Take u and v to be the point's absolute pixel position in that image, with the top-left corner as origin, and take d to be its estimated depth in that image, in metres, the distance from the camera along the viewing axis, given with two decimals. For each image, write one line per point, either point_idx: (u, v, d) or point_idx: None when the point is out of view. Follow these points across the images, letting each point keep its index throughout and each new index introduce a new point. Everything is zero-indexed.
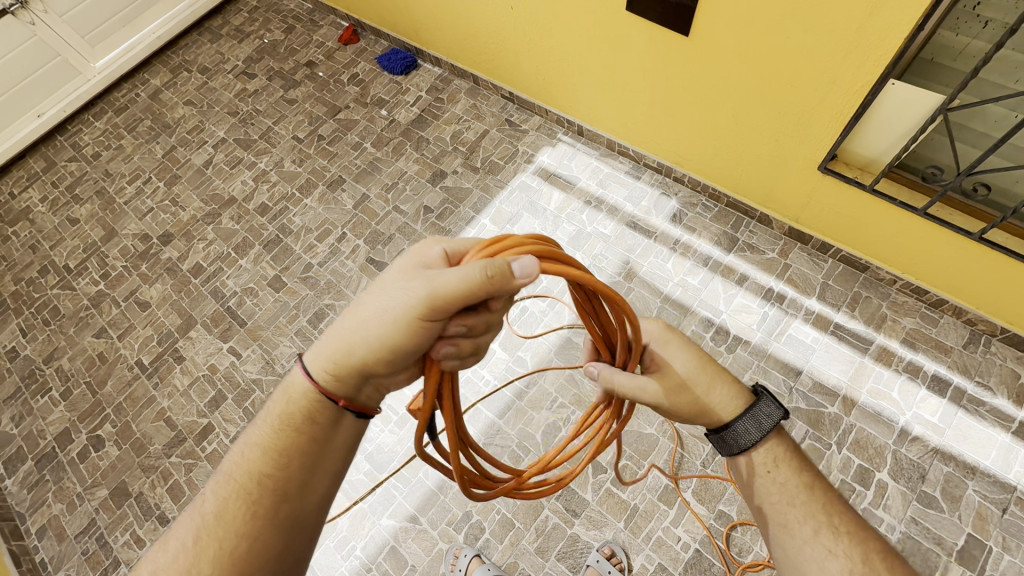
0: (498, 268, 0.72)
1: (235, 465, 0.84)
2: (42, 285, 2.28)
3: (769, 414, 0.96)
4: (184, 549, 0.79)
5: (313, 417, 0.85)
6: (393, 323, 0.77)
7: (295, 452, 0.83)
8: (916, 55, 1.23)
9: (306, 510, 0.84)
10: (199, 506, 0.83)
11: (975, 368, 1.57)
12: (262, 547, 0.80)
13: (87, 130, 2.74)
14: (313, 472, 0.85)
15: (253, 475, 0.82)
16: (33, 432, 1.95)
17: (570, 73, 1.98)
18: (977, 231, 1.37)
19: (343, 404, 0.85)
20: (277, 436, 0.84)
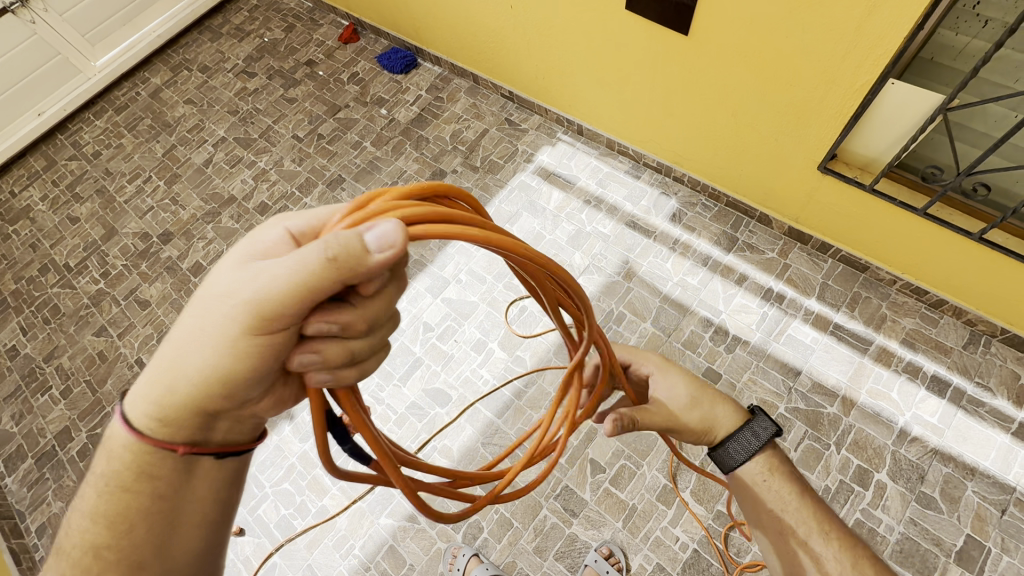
0: (342, 246, 0.59)
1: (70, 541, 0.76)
2: (43, 284, 2.28)
3: (760, 433, 1.02)
4: None
5: (149, 474, 0.74)
6: (229, 342, 0.66)
7: (137, 515, 0.75)
8: (916, 55, 1.23)
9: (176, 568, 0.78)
10: None
11: (976, 368, 1.57)
12: None
13: (88, 129, 2.74)
14: (171, 531, 0.77)
15: (93, 549, 0.75)
16: (33, 430, 1.96)
17: (570, 72, 1.97)
18: (977, 232, 1.36)
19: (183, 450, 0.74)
20: (106, 502, 0.74)
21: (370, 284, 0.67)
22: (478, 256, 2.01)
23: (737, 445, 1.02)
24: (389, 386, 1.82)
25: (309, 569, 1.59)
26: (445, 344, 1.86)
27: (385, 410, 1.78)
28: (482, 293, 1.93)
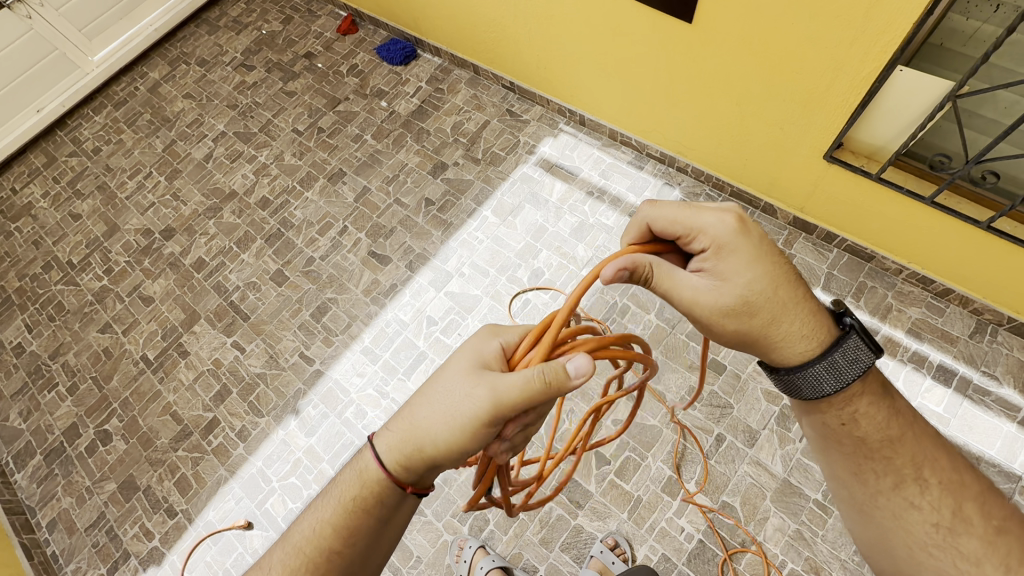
0: (555, 373, 0.73)
1: (305, 536, 0.82)
2: (46, 281, 2.28)
3: (860, 354, 0.79)
4: None
5: (381, 499, 0.82)
6: (458, 427, 0.75)
7: (361, 531, 0.82)
8: (925, 40, 1.20)
9: None
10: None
11: (982, 357, 1.56)
12: None
13: (87, 125, 2.73)
14: (375, 547, 0.83)
15: (322, 551, 0.80)
16: (41, 427, 1.97)
17: (571, 60, 1.95)
18: (985, 220, 1.34)
19: (409, 489, 0.83)
20: (346, 515, 0.81)
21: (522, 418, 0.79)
22: (481, 249, 2.00)
23: (828, 372, 0.80)
24: (394, 380, 1.83)
25: None
26: (449, 338, 1.87)
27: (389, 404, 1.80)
28: (485, 287, 1.93)
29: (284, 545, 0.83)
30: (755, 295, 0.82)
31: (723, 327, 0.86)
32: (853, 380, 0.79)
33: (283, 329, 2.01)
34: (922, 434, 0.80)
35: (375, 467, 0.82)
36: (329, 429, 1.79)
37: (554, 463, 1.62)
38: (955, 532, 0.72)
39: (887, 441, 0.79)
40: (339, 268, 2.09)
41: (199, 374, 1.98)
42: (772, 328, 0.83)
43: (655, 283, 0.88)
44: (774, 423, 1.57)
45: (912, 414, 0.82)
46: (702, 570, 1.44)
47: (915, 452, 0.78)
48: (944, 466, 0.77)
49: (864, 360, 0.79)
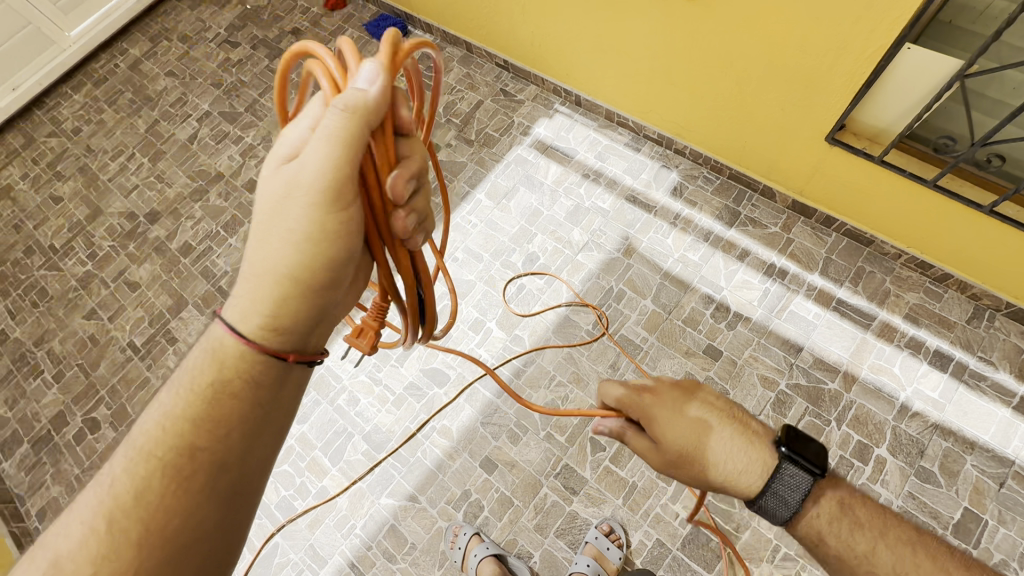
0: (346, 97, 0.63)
1: (152, 438, 0.71)
2: (28, 266, 2.22)
3: (799, 478, 0.78)
4: (96, 532, 0.66)
5: (247, 381, 0.74)
6: (298, 244, 0.71)
7: (231, 418, 0.73)
8: (935, 16, 1.16)
9: (250, 477, 0.75)
10: (110, 478, 0.70)
11: (978, 343, 1.55)
12: (204, 517, 0.71)
13: (66, 104, 2.63)
14: (255, 438, 0.75)
15: (183, 448, 0.71)
16: (28, 415, 1.94)
17: (567, 38, 1.89)
18: (988, 204, 1.32)
19: (292, 358, 0.76)
20: (195, 407, 0.72)
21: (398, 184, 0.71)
22: (474, 233, 1.96)
23: (775, 502, 0.79)
24: (387, 366, 1.81)
25: (311, 548, 1.60)
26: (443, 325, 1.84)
27: (382, 390, 1.77)
28: (478, 271, 1.90)
29: (126, 454, 0.71)
30: (672, 446, 0.85)
31: (682, 477, 0.87)
32: (803, 500, 0.78)
33: None
34: (896, 541, 0.76)
35: (234, 342, 0.74)
36: (321, 416, 1.77)
37: (549, 449, 1.61)
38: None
39: (859, 556, 0.76)
40: None
41: None
42: (706, 467, 0.83)
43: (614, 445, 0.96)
44: (771, 409, 1.56)
45: (882, 517, 0.78)
46: (697, 555, 1.45)
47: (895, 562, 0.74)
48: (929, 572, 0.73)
49: (802, 482, 0.78)
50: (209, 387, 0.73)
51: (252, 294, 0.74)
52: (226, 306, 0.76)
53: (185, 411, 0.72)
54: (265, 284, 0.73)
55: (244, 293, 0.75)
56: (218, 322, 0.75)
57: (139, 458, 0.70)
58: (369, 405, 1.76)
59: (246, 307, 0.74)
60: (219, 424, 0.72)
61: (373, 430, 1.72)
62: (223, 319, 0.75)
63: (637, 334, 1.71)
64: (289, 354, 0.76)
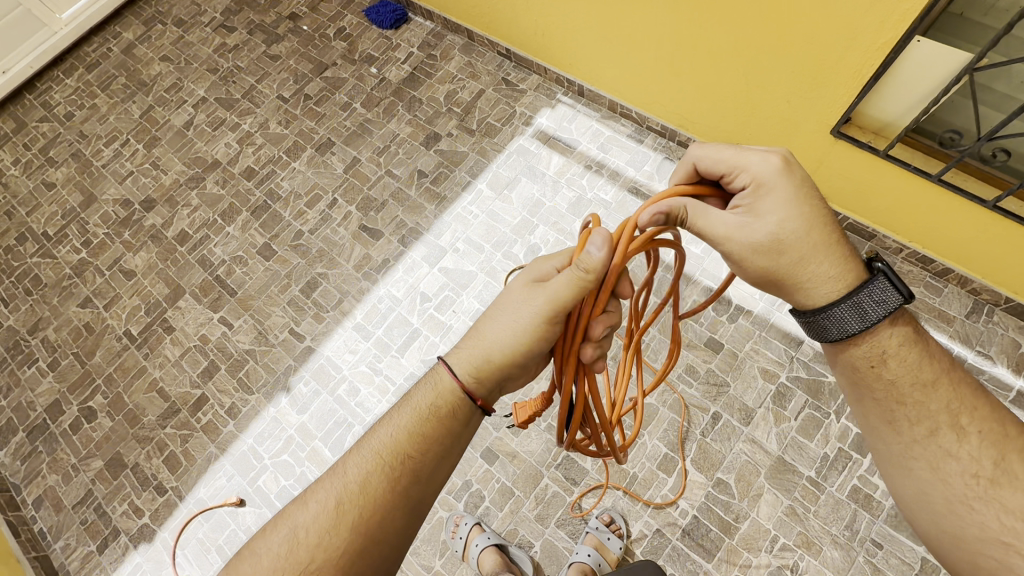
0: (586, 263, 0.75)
1: (380, 442, 0.81)
2: (22, 254, 2.19)
3: (889, 296, 0.79)
4: (324, 509, 0.77)
5: (454, 411, 0.83)
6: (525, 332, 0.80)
7: (434, 440, 0.81)
8: (945, 9, 1.15)
9: (430, 495, 0.81)
10: (338, 473, 0.81)
11: (977, 337, 1.57)
12: (393, 521, 0.79)
13: (57, 88, 2.57)
14: (442, 462, 0.82)
15: (396, 455, 0.80)
16: (22, 403, 1.92)
17: (570, 27, 1.87)
18: (992, 199, 1.32)
19: (479, 403, 0.84)
20: (418, 423, 0.81)
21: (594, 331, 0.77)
22: (476, 224, 1.95)
23: (853, 312, 0.81)
24: (387, 357, 1.80)
25: None
26: (443, 315, 1.83)
27: (383, 381, 1.77)
28: (480, 262, 1.89)
29: (357, 451, 0.82)
30: (789, 233, 0.82)
31: (761, 265, 0.85)
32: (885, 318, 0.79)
33: (272, 305, 1.95)
34: (959, 381, 0.79)
35: (451, 379, 0.83)
36: (321, 406, 1.77)
37: (551, 440, 1.62)
38: (998, 483, 0.71)
39: (920, 385, 0.79)
40: (329, 242, 2.03)
41: (185, 350, 1.92)
42: (803, 263, 0.83)
43: (690, 225, 0.86)
44: (771, 401, 1.57)
45: (949, 371, 0.80)
46: (696, 545, 1.46)
47: (952, 401, 0.77)
48: (985, 416, 0.76)
49: (893, 301, 0.79)
50: (429, 408, 0.82)
51: (470, 351, 0.84)
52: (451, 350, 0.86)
53: (412, 426, 0.81)
54: (485, 351, 0.83)
55: (465, 345, 0.85)
56: (444, 365, 0.83)
57: (369, 453, 0.80)
58: (369, 396, 1.76)
59: (469, 355, 0.84)
60: (427, 441, 0.81)
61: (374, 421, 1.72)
62: (445, 362, 0.84)
63: None
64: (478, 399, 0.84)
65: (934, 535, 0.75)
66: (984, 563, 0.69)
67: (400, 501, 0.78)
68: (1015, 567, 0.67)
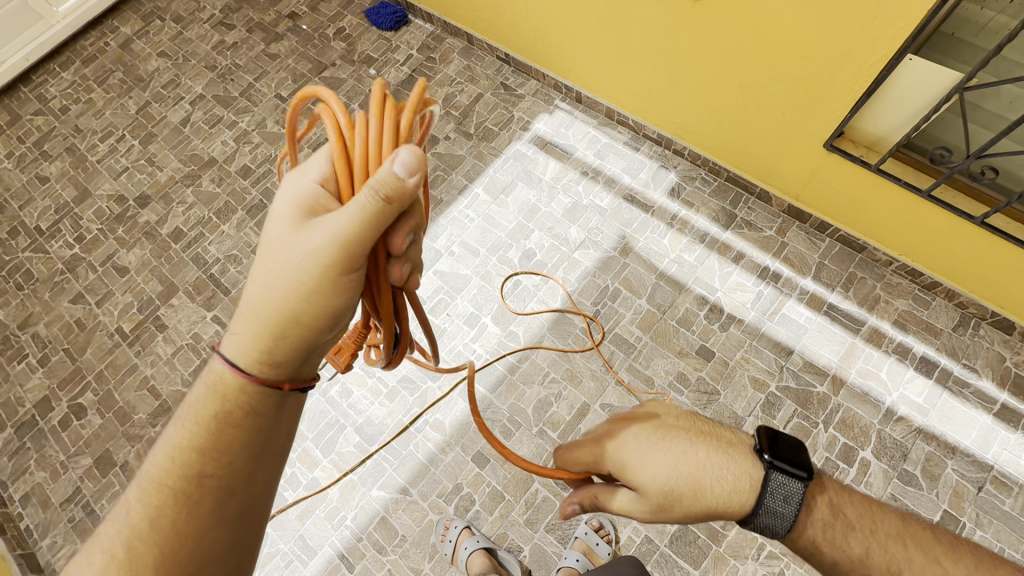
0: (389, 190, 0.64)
1: (159, 466, 0.76)
2: (13, 248, 2.17)
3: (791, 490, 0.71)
4: (112, 561, 0.70)
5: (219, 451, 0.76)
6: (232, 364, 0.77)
7: (233, 447, 0.77)
8: (937, 28, 1.17)
9: (255, 499, 0.80)
10: (124, 515, 0.74)
11: (964, 350, 1.59)
12: (205, 539, 0.75)
13: (53, 82, 2.56)
14: (258, 463, 0.79)
15: (191, 476, 0.75)
16: (12, 399, 1.90)
17: (569, 34, 1.88)
18: (980, 216, 1.35)
19: (287, 387, 0.80)
20: (205, 435, 0.76)
21: (397, 242, 0.73)
22: (471, 228, 1.96)
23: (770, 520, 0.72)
24: None
25: (300, 539, 1.60)
26: (437, 318, 1.83)
27: (376, 383, 1.77)
28: (475, 267, 1.89)
29: (138, 484, 0.76)
30: (664, 483, 0.75)
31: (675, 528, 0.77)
32: (796, 514, 0.72)
33: None
34: (886, 537, 0.73)
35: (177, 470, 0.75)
36: (313, 407, 1.76)
37: (542, 445, 1.62)
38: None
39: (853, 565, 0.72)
40: None
41: (177, 348, 1.92)
42: (701, 493, 0.73)
43: (606, 509, 0.82)
44: (760, 411, 1.58)
45: (868, 505, 0.77)
46: (684, 552, 1.47)
47: (890, 562, 0.71)
48: (923, 566, 0.71)
49: (794, 495, 0.71)
50: (212, 417, 0.77)
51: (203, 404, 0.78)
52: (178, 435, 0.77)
53: (188, 440, 0.76)
54: (272, 321, 0.75)
55: (240, 330, 0.77)
56: (217, 356, 0.78)
57: (151, 486, 0.75)
58: (361, 397, 1.76)
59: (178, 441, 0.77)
60: (217, 452, 0.76)
61: (365, 423, 1.72)
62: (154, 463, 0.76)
63: (631, 333, 1.73)
64: (283, 383, 0.79)
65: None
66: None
67: (207, 520, 0.75)
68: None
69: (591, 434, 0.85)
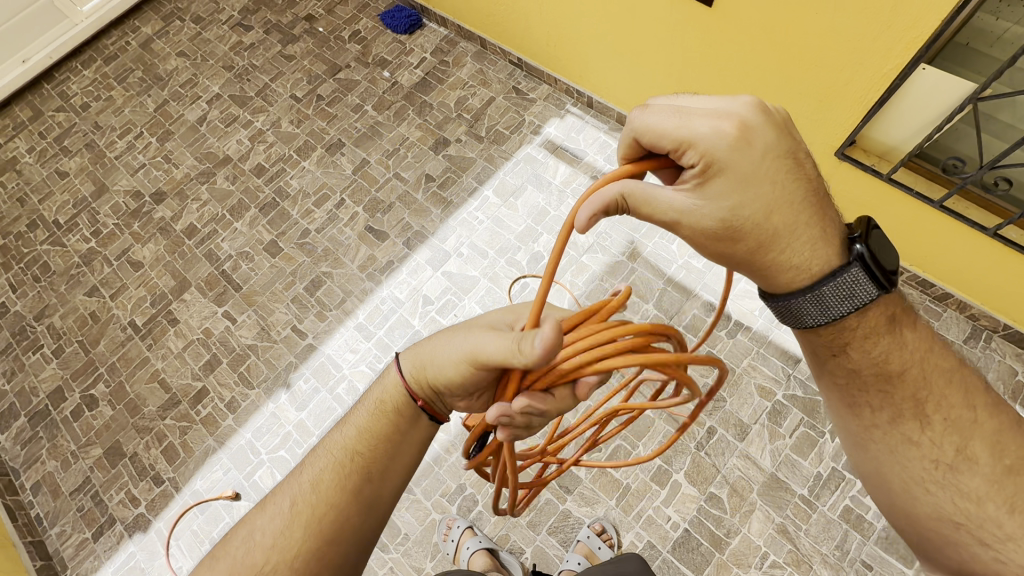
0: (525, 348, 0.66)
1: (334, 441, 0.83)
2: (32, 241, 2.22)
3: (860, 289, 0.73)
4: (281, 511, 0.78)
5: (376, 440, 0.81)
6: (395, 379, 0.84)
7: (385, 436, 0.82)
8: (951, 38, 1.17)
9: (383, 496, 0.81)
10: (297, 476, 0.82)
11: (974, 362, 1.57)
12: (337, 519, 0.77)
13: (75, 79, 2.61)
14: (396, 459, 0.82)
15: (347, 451, 0.81)
16: (25, 388, 1.94)
17: (581, 39, 1.90)
18: (992, 227, 1.34)
19: (422, 405, 0.83)
20: (372, 419, 0.83)
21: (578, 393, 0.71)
22: (480, 230, 1.97)
23: (815, 305, 0.75)
24: (387, 357, 1.82)
25: None
26: (445, 319, 1.85)
27: None
28: (483, 268, 1.91)
29: (315, 454, 0.84)
30: (743, 216, 0.73)
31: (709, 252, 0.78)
32: (850, 313, 0.74)
33: (276, 302, 1.97)
34: (931, 367, 0.74)
35: (346, 441, 0.82)
36: (320, 405, 1.78)
37: None
38: (956, 469, 0.70)
39: (885, 375, 0.74)
40: (335, 242, 2.05)
41: (188, 342, 1.95)
42: (765, 249, 0.75)
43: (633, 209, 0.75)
44: (766, 418, 1.58)
45: (928, 345, 0.76)
46: (686, 558, 1.46)
47: (918, 388, 0.73)
48: (953, 404, 0.72)
49: (862, 294, 0.74)
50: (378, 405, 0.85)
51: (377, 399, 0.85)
52: (351, 417, 0.85)
53: (363, 423, 0.83)
54: (425, 356, 0.81)
55: (416, 344, 0.85)
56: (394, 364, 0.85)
57: (325, 454, 0.82)
58: None
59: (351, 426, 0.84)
60: (375, 438, 0.82)
61: None
62: (327, 439, 0.84)
63: None
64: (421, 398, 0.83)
65: (885, 501, 0.78)
66: (938, 535, 0.72)
67: (347, 498, 0.78)
68: (964, 543, 0.68)
69: (711, 109, 0.72)
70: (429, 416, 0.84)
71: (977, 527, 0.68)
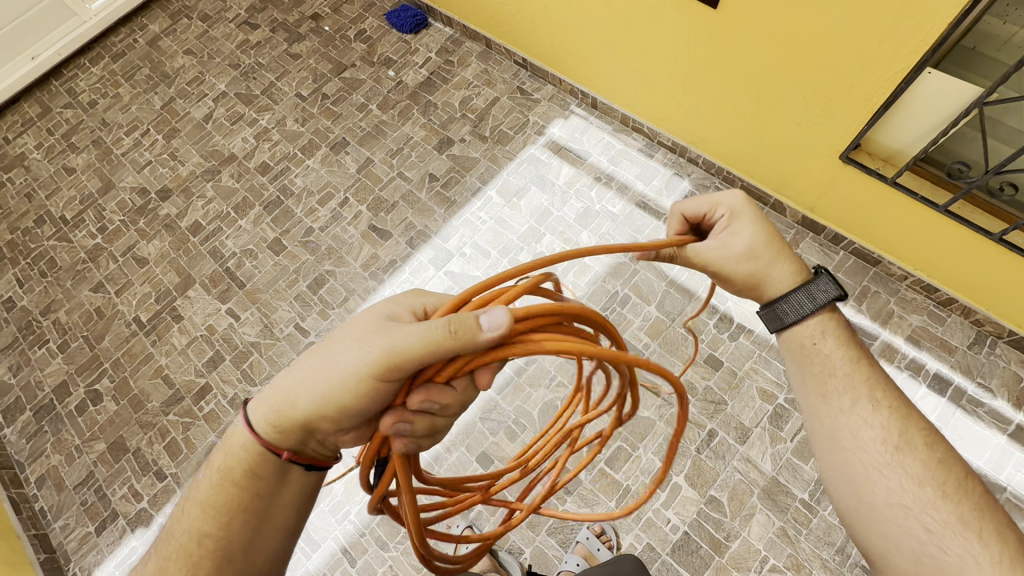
0: (461, 323, 0.65)
1: (183, 524, 0.82)
2: (39, 236, 2.24)
3: (828, 291, 0.85)
4: None
5: (226, 519, 0.80)
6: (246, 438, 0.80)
7: (235, 509, 0.80)
8: (957, 42, 1.16)
9: (254, 567, 0.82)
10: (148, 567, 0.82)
11: (978, 368, 1.56)
12: None
13: (83, 76, 2.63)
14: (258, 530, 0.82)
15: (194, 535, 0.80)
16: (31, 383, 1.96)
17: (586, 40, 1.89)
18: (998, 232, 1.33)
19: (288, 456, 0.80)
20: (215, 492, 0.80)
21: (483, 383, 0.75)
22: (483, 230, 1.97)
23: (792, 304, 0.87)
24: None
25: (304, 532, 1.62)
26: None
27: None
28: (485, 268, 1.91)
29: (166, 537, 0.83)
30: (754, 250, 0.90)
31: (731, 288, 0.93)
32: (816, 310, 0.86)
33: (279, 300, 1.98)
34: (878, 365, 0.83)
35: (189, 527, 0.80)
36: None
37: None
38: (903, 451, 0.74)
39: (846, 363, 0.83)
40: (338, 240, 2.06)
41: (192, 339, 1.96)
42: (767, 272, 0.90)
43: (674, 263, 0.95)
44: (767, 422, 1.57)
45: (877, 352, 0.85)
46: (685, 561, 1.46)
47: (871, 376, 0.81)
48: (899, 396, 0.79)
49: (826, 295, 0.86)
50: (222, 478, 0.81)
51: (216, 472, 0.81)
52: (191, 495, 0.83)
53: (206, 502, 0.80)
54: (283, 399, 0.76)
55: (267, 391, 0.79)
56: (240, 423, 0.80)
57: (173, 541, 0.81)
58: None
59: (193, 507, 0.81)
60: (223, 513, 0.80)
61: None
62: (173, 525, 0.82)
63: (639, 340, 1.73)
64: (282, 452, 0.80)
65: (842, 498, 0.76)
66: (887, 526, 0.71)
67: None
68: (913, 530, 0.68)
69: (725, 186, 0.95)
70: (301, 467, 0.82)
71: (921, 513, 0.69)
